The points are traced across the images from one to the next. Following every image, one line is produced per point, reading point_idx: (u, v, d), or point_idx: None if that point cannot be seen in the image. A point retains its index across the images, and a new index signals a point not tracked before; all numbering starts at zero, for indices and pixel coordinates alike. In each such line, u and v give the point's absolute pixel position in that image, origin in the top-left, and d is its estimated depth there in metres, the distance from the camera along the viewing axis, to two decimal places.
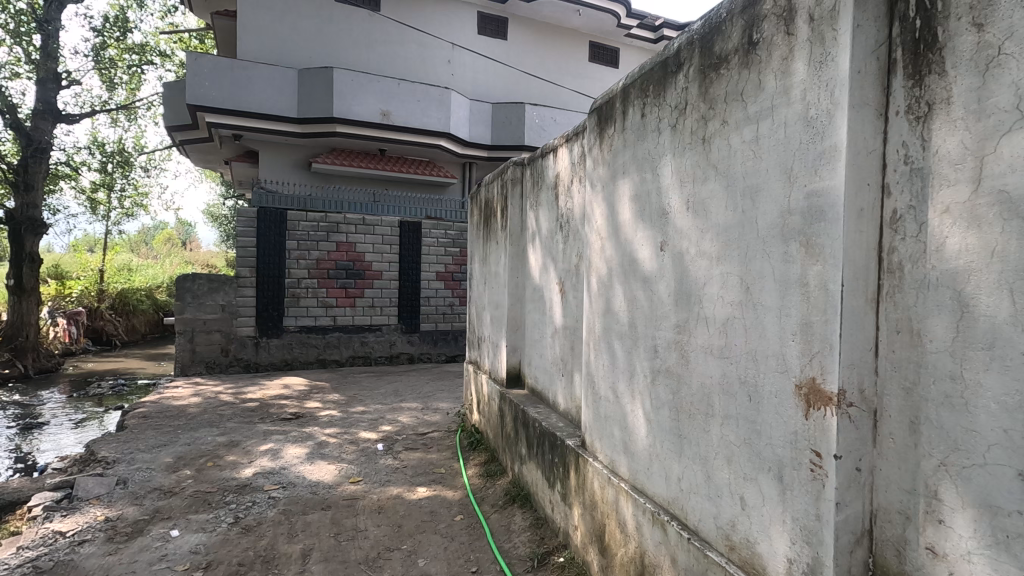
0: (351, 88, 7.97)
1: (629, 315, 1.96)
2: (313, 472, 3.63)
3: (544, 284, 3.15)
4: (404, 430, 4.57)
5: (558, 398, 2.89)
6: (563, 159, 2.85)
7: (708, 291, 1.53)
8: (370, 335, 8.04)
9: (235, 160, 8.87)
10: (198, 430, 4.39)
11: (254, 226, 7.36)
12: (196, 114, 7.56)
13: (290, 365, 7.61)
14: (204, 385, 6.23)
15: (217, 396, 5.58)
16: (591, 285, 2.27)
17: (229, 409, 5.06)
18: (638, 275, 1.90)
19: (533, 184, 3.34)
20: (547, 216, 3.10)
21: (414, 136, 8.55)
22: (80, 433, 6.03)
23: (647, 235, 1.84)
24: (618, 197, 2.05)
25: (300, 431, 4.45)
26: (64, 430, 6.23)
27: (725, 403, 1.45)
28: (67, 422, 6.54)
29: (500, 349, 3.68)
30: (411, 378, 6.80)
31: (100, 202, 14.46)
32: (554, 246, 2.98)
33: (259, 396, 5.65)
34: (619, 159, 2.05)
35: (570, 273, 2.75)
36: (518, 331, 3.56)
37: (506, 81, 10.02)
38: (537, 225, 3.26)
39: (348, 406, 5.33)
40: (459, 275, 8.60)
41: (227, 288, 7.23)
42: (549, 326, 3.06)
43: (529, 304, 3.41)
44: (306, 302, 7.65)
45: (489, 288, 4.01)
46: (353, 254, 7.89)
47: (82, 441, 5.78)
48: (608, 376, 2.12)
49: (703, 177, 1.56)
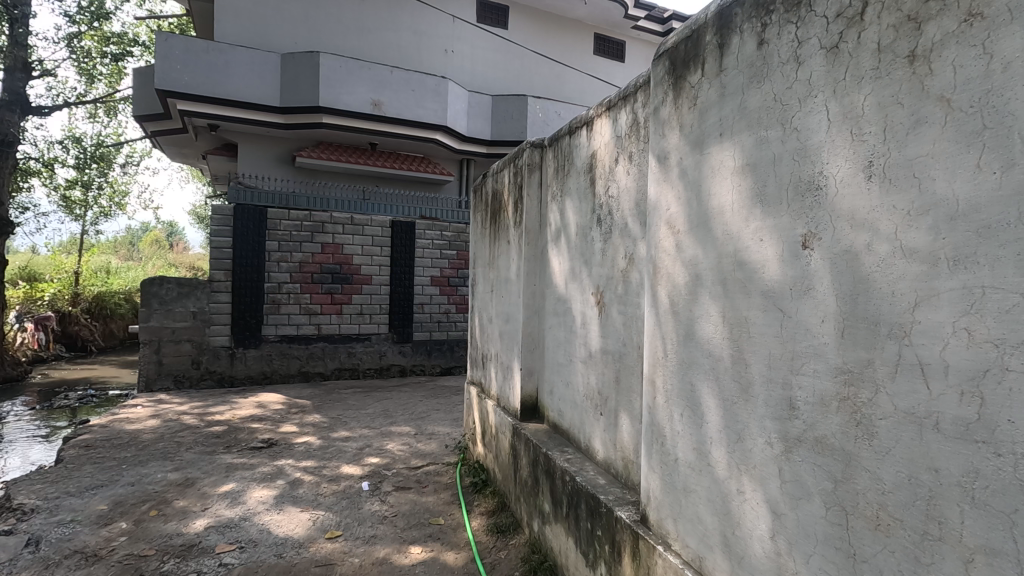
0: (339, 74, 7.30)
1: (733, 349, 1.31)
2: (281, 524, 2.93)
3: (573, 293, 2.49)
4: (394, 464, 3.88)
5: (594, 443, 2.24)
6: (604, 133, 2.20)
7: (924, 320, 0.88)
8: (357, 345, 7.34)
9: (211, 154, 8.14)
10: (148, 464, 3.68)
11: (230, 224, 6.66)
12: (167, 101, 6.84)
13: (268, 379, 6.90)
14: (168, 404, 5.50)
15: (180, 418, 4.86)
16: (658, 299, 1.62)
17: (192, 436, 4.34)
18: (753, 288, 1.25)
19: (557, 170, 2.69)
20: (577, 206, 2.46)
21: (408, 129, 7.89)
22: (46, 445, 5.38)
23: (773, 227, 1.19)
24: (710, 171, 1.41)
25: (270, 465, 3.74)
26: (28, 442, 5.57)
27: (980, 524, 0.80)
28: (31, 435, 5.88)
29: (513, 372, 3.02)
30: (403, 394, 6.12)
31: (76, 201, 13.67)
32: (589, 247, 2.33)
33: (229, 418, 4.93)
34: (712, 116, 1.40)
35: (613, 281, 2.10)
36: (536, 351, 2.90)
37: (507, 74, 9.38)
38: (564, 220, 2.61)
39: (329, 431, 4.63)
40: (456, 280, 7.93)
41: (199, 294, 6.52)
42: (579, 346, 2.41)
43: (550, 318, 2.76)
44: (288, 309, 6.95)
45: (497, 297, 3.36)
46: (341, 256, 7.21)
47: (48, 451, 5.15)
48: (690, 431, 1.47)
49: (912, 120, 0.90)
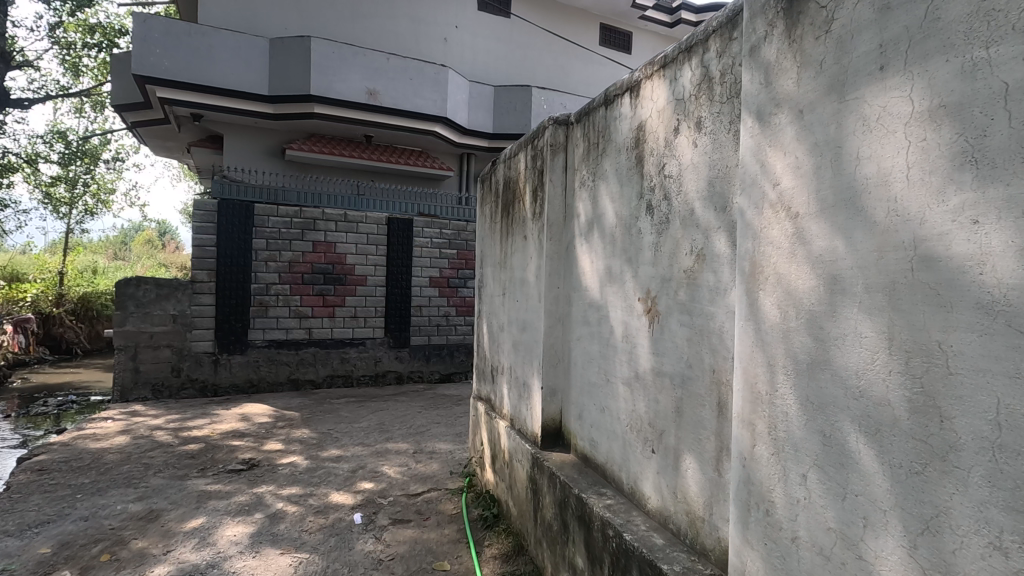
0: (332, 61, 6.84)
1: (914, 390, 0.86)
2: (256, 572, 2.45)
3: (609, 297, 2.05)
4: (390, 491, 3.41)
5: (643, 487, 1.79)
6: (657, 98, 1.76)
7: None
8: (351, 350, 6.86)
9: (194, 146, 7.64)
10: (109, 493, 3.20)
11: (213, 220, 6.18)
12: (146, 88, 6.36)
13: (255, 388, 6.42)
14: (143, 416, 5.02)
15: (153, 434, 4.38)
16: (760, 310, 1.18)
17: (163, 457, 3.86)
18: (956, 299, 0.80)
19: (589, 150, 2.25)
20: (615, 191, 2.02)
21: (406, 121, 7.44)
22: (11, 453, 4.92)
23: (1006, 203, 0.75)
24: (861, 124, 0.96)
25: (247, 493, 3.26)
26: None
27: None
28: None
29: (532, 391, 2.57)
30: (400, 405, 5.65)
31: (64, 199, 13.17)
32: (634, 242, 1.88)
33: (207, 434, 4.46)
34: (865, 44, 0.95)
35: (671, 284, 1.65)
36: (559, 366, 2.45)
37: (509, 65, 8.96)
38: (597, 211, 2.16)
39: (319, 449, 4.15)
40: (456, 280, 7.47)
41: (179, 295, 6.03)
42: (619, 363, 1.97)
43: (577, 329, 2.32)
44: (276, 312, 6.47)
45: (511, 302, 2.92)
46: (333, 255, 6.73)
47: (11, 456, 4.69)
48: (821, 500, 1.02)
49: None
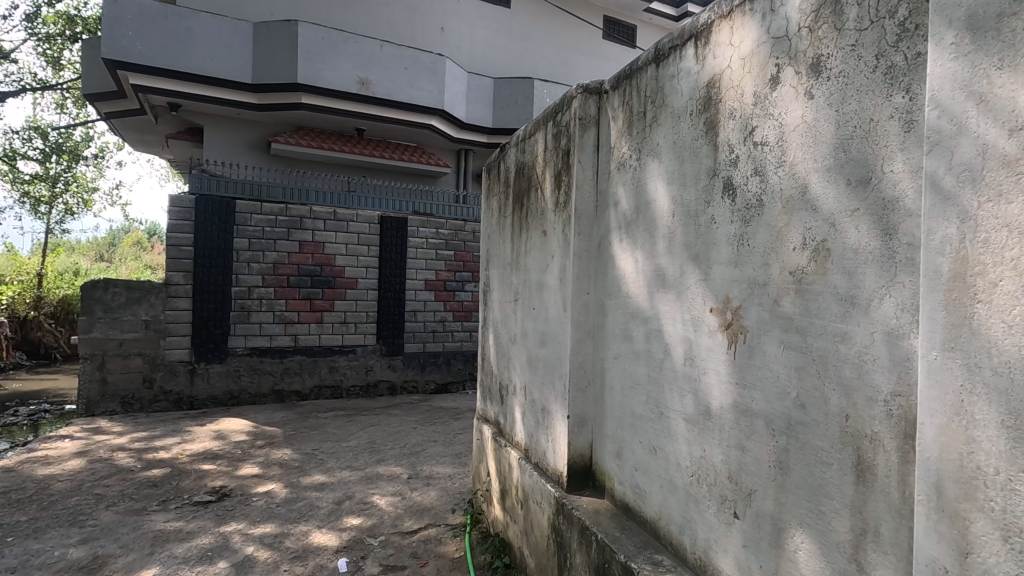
0: (321, 47, 6.38)
1: None
2: None
3: (661, 306, 1.61)
4: (382, 528, 2.93)
5: (719, 562, 1.34)
6: (741, 41, 1.32)
7: None
8: (341, 358, 6.37)
9: (172, 139, 7.14)
10: (47, 535, 2.71)
11: (191, 218, 5.70)
12: (117, 74, 5.86)
13: (235, 400, 5.92)
14: (106, 434, 4.51)
15: (114, 457, 3.88)
16: (982, 336, 0.72)
17: (120, 486, 3.37)
18: None
19: (632, 122, 1.80)
20: (671, 170, 1.58)
21: (400, 113, 6.98)
22: None
23: None
24: None
25: (211, 534, 2.78)
26: None
27: None
28: None
29: (554, 420, 2.12)
30: (394, 420, 5.17)
31: (43, 198, 12.58)
32: (703, 234, 1.44)
33: (176, 456, 3.96)
34: None
35: (769, 291, 1.21)
36: (589, 389, 2.01)
37: (509, 57, 8.53)
38: (643, 198, 1.72)
39: (301, 474, 3.68)
40: (453, 284, 7.02)
41: (152, 299, 5.54)
42: (679, 395, 1.51)
43: (615, 345, 1.87)
44: (259, 318, 5.98)
45: (525, 308, 2.47)
46: (322, 256, 6.25)
47: None
48: None
49: None
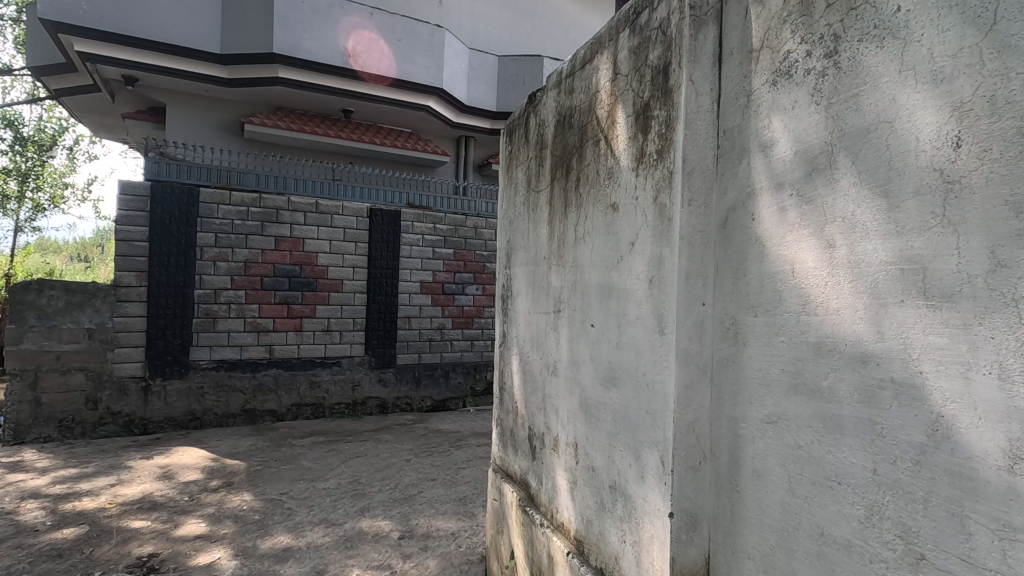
0: (301, 12, 5.54)
1: None
2: None
3: (914, 337, 0.79)
4: None
5: None
6: None
7: None
8: (324, 372, 5.52)
9: (130, 118, 6.26)
10: None
11: (145, 208, 4.82)
12: (60, 40, 4.99)
13: (198, 422, 5.06)
14: (24, 472, 3.63)
15: (19, 509, 3.01)
16: None
17: (9, 560, 2.49)
18: None
19: None
20: (950, 54, 0.75)
21: (393, 92, 6.15)
22: None
23: None
24: None
25: None
26: None
27: None
28: None
29: (639, 512, 1.30)
30: (384, 449, 4.32)
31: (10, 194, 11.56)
32: None
33: (103, 506, 3.09)
34: None
35: None
36: (706, 466, 1.19)
37: (515, 35, 7.73)
38: (850, 123, 0.90)
39: (261, 534, 2.83)
40: (452, 286, 6.20)
41: (97, 304, 4.70)
42: (993, 536, 0.69)
43: (768, 399, 1.05)
44: (227, 326, 5.11)
45: (574, 323, 1.65)
46: (301, 254, 5.39)
47: None
48: None
49: None
